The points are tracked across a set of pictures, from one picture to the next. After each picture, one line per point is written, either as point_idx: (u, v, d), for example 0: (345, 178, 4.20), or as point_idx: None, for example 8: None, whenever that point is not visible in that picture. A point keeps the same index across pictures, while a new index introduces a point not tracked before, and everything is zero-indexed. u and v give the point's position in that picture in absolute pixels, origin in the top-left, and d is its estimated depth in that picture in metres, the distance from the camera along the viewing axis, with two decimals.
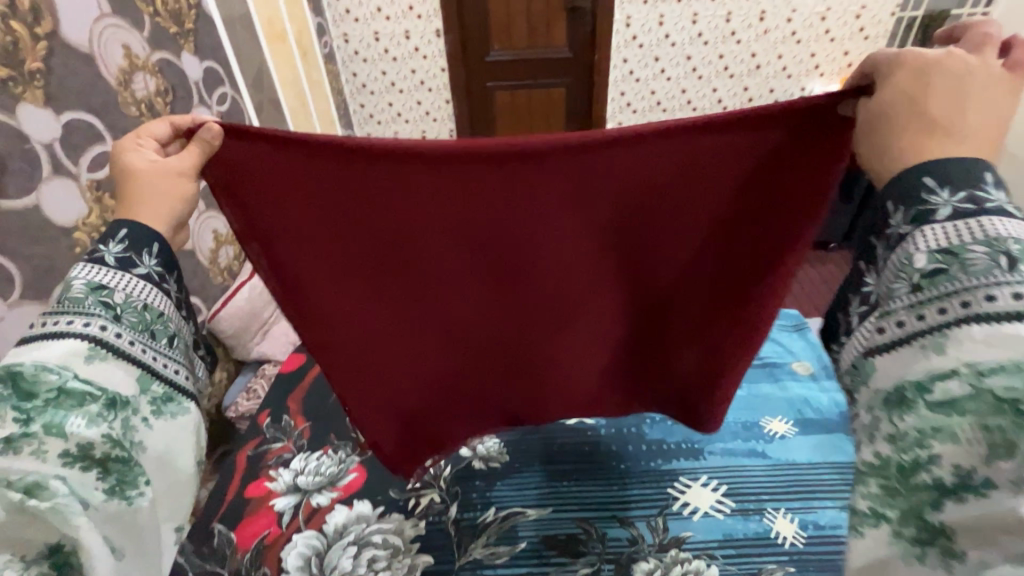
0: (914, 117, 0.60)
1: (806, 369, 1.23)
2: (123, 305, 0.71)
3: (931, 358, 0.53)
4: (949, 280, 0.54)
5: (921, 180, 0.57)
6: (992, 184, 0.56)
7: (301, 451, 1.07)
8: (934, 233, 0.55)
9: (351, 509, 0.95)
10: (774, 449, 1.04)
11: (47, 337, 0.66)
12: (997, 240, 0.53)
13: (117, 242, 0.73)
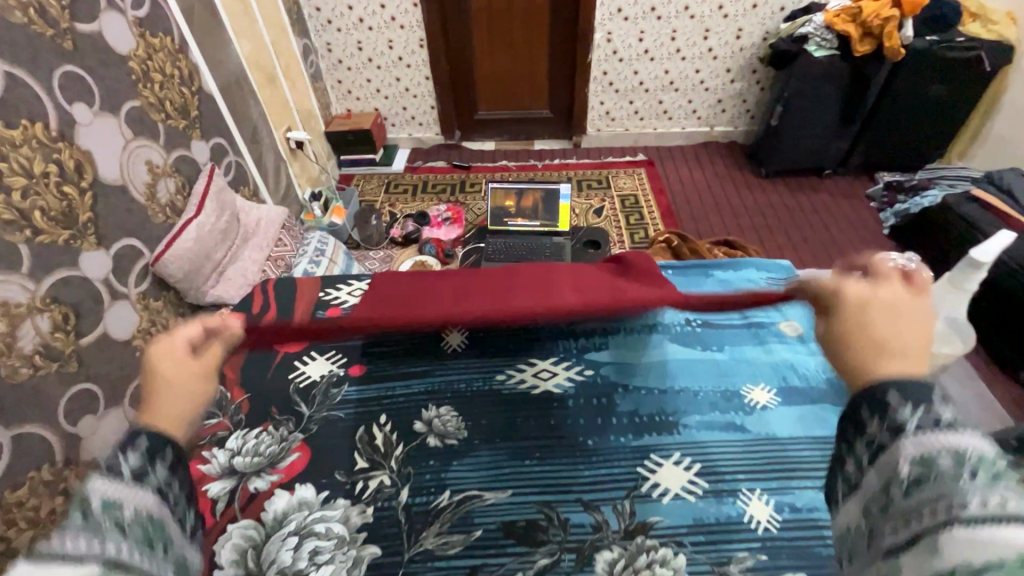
0: (879, 326, 0.46)
1: (793, 330, 0.88)
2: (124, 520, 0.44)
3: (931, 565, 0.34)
4: (923, 484, 0.37)
5: (879, 392, 0.42)
6: (941, 400, 0.40)
7: (238, 429, 0.78)
8: (904, 441, 0.39)
9: (293, 495, 0.71)
10: (753, 422, 0.76)
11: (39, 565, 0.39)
12: (958, 444, 0.37)
13: (129, 453, 0.47)
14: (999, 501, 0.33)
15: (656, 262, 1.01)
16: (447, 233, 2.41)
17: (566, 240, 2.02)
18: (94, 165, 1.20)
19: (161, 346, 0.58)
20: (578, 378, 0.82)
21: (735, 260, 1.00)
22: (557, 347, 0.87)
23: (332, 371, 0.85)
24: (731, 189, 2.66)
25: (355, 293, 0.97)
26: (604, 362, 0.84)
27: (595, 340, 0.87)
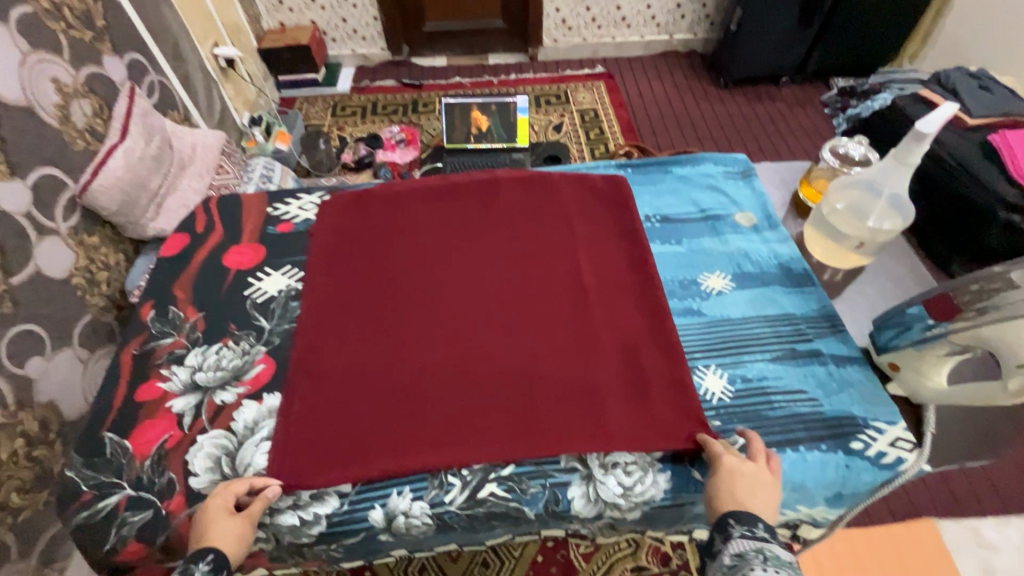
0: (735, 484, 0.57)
1: (747, 220, 0.89)
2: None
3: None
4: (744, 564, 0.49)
5: (727, 516, 0.55)
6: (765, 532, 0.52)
7: (196, 346, 0.76)
8: (735, 542, 0.52)
9: (262, 404, 0.71)
10: (709, 306, 0.79)
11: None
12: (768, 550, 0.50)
13: (201, 565, 0.55)
14: None
15: (615, 162, 1.00)
16: (403, 156, 2.26)
17: (526, 156, 1.97)
18: None
19: (216, 494, 0.61)
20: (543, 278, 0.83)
21: (693, 156, 0.99)
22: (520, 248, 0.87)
23: (289, 285, 0.83)
24: (690, 100, 2.62)
25: (306, 207, 0.93)
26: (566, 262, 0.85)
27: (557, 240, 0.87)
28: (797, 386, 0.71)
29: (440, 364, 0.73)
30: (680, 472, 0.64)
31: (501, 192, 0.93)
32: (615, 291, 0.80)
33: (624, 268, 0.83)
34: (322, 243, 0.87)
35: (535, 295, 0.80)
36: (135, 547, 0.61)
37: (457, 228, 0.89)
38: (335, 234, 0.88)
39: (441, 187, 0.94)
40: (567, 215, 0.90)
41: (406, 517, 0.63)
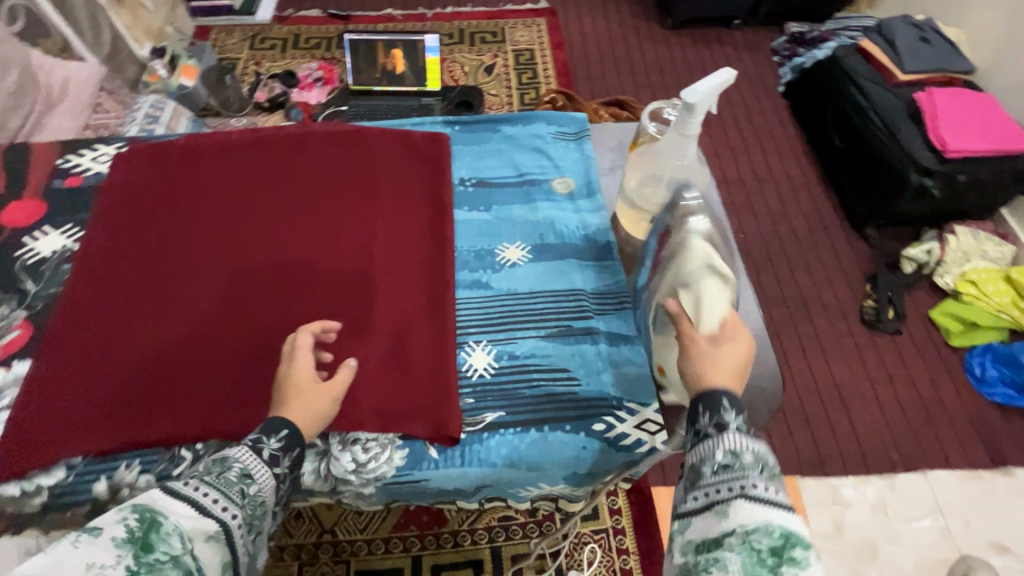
0: (696, 360, 0.55)
1: (565, 186, 0.85)
2: (249, 495, 0.53)
3: (719, 527, 0.46)
4: (742, 455, 0.48)
5: (704, 400, 0.52)
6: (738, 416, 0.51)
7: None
8: (730, 438, 0.49)
9: (11, 371, 0.69)
10: (498, 279, 0.77)
11: (175, 496, 0.49)
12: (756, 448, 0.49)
13: (275, 438, 0.56)
14: (767, 489, 0.46)
15: (444, 117, 0.93)
16: (318, 96, 2.19)
17: (437, 101, 1.88)
18: None
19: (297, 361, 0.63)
20: (331, 247, 0.79)
21: (527, 114, 0.93)
22: (314, 213, 0.82)
23: (65, 246, 0.79)
24: (633, 42, 2.47)
25: (99, 159, 0.87)
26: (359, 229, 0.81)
27: (356, 205, 0.83)
28: (561, 365, 0.70)
29: (206, 334, 0.72)
30: (417, 450, 0.64)
31: (310, 147, 0.88)
32: (403, 262, 0.77)
33: (418, 236, 0.80)
34: (109, 200, 0.82)
35: (319, 264, 0.77)
36: None
37: (255, 188, 0.84)
38: (118, 192, 0.83)
39: (247, 140, 0.88)
40: (374, 176, 0.86)
41: (132, 489, 0.64)
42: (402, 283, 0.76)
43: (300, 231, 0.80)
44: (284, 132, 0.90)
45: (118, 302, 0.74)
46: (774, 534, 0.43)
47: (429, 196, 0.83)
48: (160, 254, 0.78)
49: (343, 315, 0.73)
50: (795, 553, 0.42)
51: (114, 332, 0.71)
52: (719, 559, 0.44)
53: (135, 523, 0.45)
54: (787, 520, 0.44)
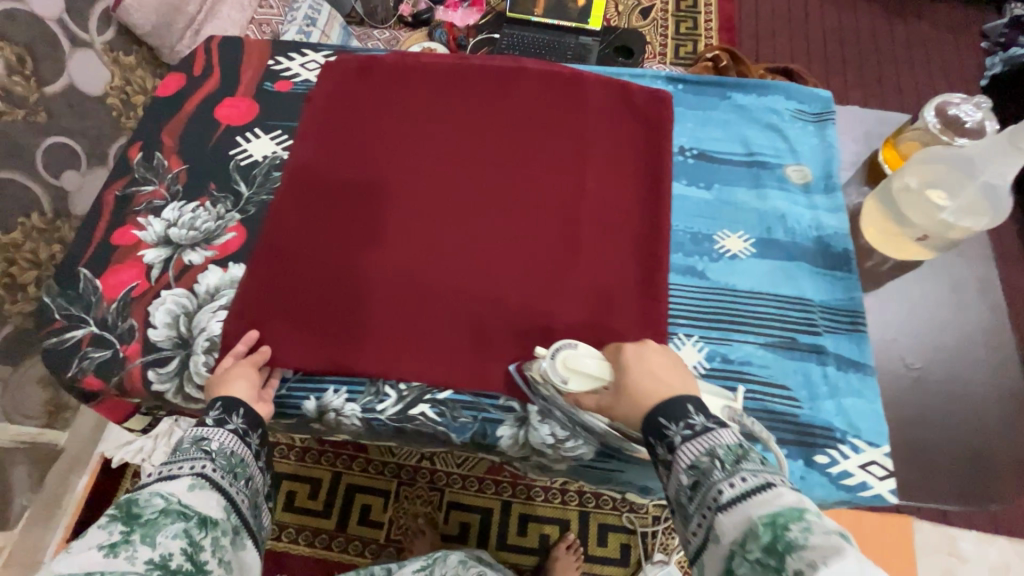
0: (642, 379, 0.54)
1: (800, 175, 0.75)
2: (214, 450, 0.56)
3: (719, 557, 0.42)
4: (705, 464, 0.46)
5: (655, 419, 0.51)
6: (695, 414, 0.50)
7: (175, 200, 0.75)
8: (683, 453, 0.48)
9: (227, 272, 0.70)
10: (716, 269, 0.70)
11: (144, 483, 0.52)
12: (714, 446, 0.47)
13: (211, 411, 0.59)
14: (737, 479, 0.44)
15: (667, 73, 0.83)
16: (462, 20, 2.06)
17: (596, 42, 1.71)
18: None
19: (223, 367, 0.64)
20: (541, 203, 0.74)
21: (764, 81, 0.81)
22: (524, 161, 0.77)
23: (275, 152, 0.78)
24: (814, 2, 2.17)
25: (309, 66, 0.84)
26: (571, 186, 0.74)
27: (569, 159, 0.76)
28: (781, 381, 0.63)
29: (406, 272, 0.69)
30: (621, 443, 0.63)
31: (520, 87, 0.81)
32: (611, 236, 0.71)
33: (630, 209, 0.73)
34: (316, 111, 0.80)
35: (523, 221, 0.73)
36: (93, 381, 0.65)
37: (460, 123, 0.79)
38: (325, 103, 0.80)
39: (456, 69, 0.83)
40: (587, 130, 0.78)
41: (338, 414, 0.65)
42: (610, 259, 0.70)
43: (508, 180, 0.75)
44: (495, 66, 0.83)
45: (327, 221, 0.73)
46: (764, 528, 0.40)
47: (645, 165, 0.75)
48: (368, 178, 0.76)
49: (546, 283, 0.68)
50: (790, 530, 0.39)
51: (322, 251, 0.71)
52: None
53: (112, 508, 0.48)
54: (772, 504, 0.41)
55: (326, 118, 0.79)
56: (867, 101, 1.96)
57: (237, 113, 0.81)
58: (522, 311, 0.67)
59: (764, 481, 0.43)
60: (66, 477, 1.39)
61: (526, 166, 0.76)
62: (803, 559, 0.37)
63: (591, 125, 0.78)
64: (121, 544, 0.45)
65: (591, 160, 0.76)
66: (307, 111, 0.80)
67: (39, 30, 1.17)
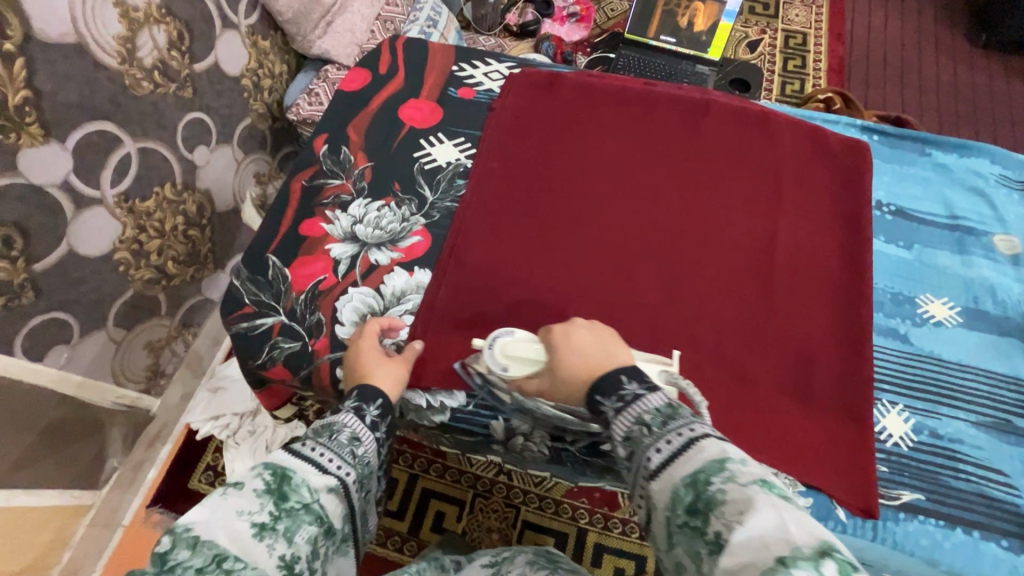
0: (580, 367, 0.66)
1: (1008, 246, 0.86)
2: (358, 455, 0.64)
3: (660, 522, 0.56)
4: (636, 440, 0.59)
5: (591, 397, 0.64)
6: (627, 383, 0.63)
7: (361, 197, 0.81)
8: (618, 425, 0.61)
9: (411, 277, 0.77)
10: (918, 334, 0.80)
11: (297, 456, 0.60)
12: (641, 415, 0.60)
13: (372, 407, 0.66)
14: (662, 444, 0.57)
15: (865, 123, 0.96)
16: (568, 34, 2.09)
17: (712, 72, 1.69)
18: None
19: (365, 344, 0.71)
20: (735, 248, 0.79)
21: (969, 144, 0.94)
22: (717, 202, 0.81)
23: (458, 159, 0.84)
24: (929, 52, 2.11)
25: (491, 77, 0.90)
26: (766, 236, 0.80)
27: (760, 206, 0.81)
28: (990, 461, 0.72)
29: (598, 298, 0.76)
30: (822, 505, 0.68)
31: (709, 119, 0.86)
32: (813, 277, 0.78)
33: (828, 253, 0.80)
34: (511, 126, 0.85)
35: (726, 254, 0.79)
36: (277, 372, 0.73)
37: (653, 156, 0.84)
38: (515, 115, 0.86)
39: (646, 100, 0.88)
40: (778, 179, 0.83)
41: (526, 440, 0.75)
42: (813, 300, 0.77)
43: (703, 218, 0.80)
44: (684, 99, 0.87)
45: (532, 238, 0.79)
46: (687, 490, 0.53)
47: (842, 214, 0.82)
48: (568, 202, 0.81)
49: (756, 316, 0.75)
50: (711, 483, 0.52)
51: (526, 269, 0.77)
52: (680, 553, 0.53)
53: (270, 478, 0.57)
54: (693, 465, 0.54)
55: (522, 134, 0.84)
56: None
57: (421, 114, 0.86)
58: (724, 350, 0.73)
59: (689, 437, 0.56)
60: (152, 445, 1.41)
61: (721, 208, 0.81)
62: (723, 520, 0.50)
63: (780, 173, 0.83)
64: (268, 530, 0.53)
65: (781, 210, 0.81)
66: (492, 122, 0.85)
67: (199, 9, 1.20)
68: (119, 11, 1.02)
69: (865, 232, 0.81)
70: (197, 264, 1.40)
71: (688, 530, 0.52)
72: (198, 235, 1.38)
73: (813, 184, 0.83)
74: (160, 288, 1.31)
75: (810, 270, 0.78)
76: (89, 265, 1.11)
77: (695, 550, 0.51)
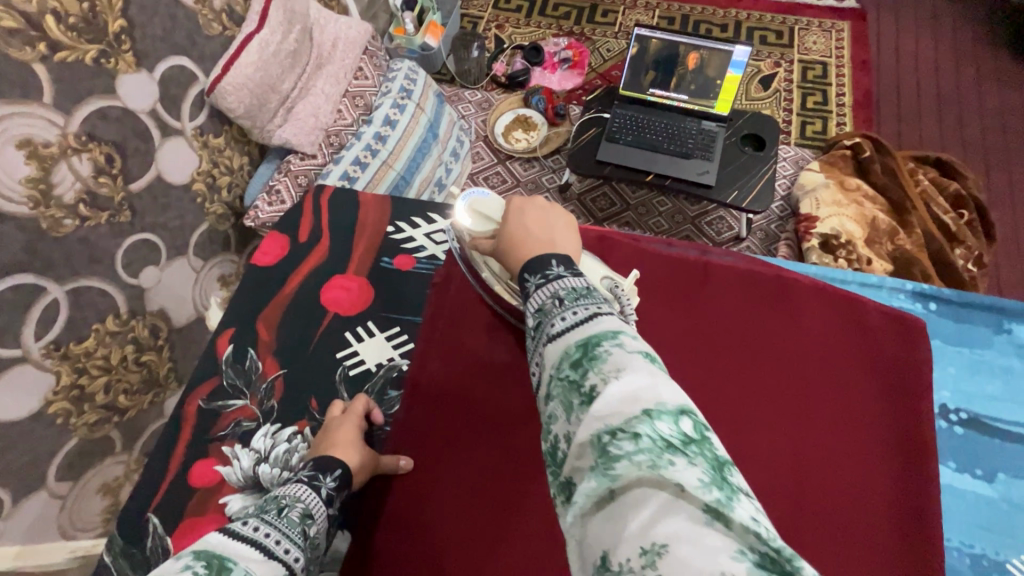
0: (518, 238, 0.62)
1: None
2: (308, 538, 0.58)
3: (540, 382, 0.48)
4: (544, 309, 0.52)
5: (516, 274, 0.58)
6: (554, 265, 0.56)
7: (267, 423, 0.80)
8: (528, 296, 0.54)
9: None
10: None
11: (238, 542, 0.51)
12: (552, 287, 0.53)
13: (330, 478, 0.65)
14: (564, 310, 0.50)
15: (925, 292, 1.02)
16: (560, 82, 1.93)
17: (721, 128, 1.51)
18: (137, 29, 1.05)
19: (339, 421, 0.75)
20: (759, 438, 0.70)
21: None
22: (729, 381, 0.74)
23: (393, 361, 0.85)
24: (970, 75, 1.87)
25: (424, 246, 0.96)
26: (794, 421, 0.71)
27: (781, 383, 0.74)
28: None
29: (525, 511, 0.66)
30: None
31: (719, 280, 0.82)
32: (868, 455, 0.69)
33: (879, 431, 0.71)
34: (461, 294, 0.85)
35: (764, 431, 0.70)
36: None
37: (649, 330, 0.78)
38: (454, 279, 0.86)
39: (642, 265, 0.84)
40: (805, 351, 0.76)
41: None
42: (872, 486, 0.68)
43: (720, 398, 0.72)
44: (686, 261, 0.84)
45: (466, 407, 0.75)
46: (577, 348, 0.46)
47: (885, 391, 0.74)
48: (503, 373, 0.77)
49: (807, 513, 0.66)
50: (600, 345, 0.45)
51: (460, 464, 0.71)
52: (551, 414, 0.45)
53: (205, 571, 0.45)
54: (587, 330, 0.47)
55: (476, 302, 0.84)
56: None
57: (348, 297, 0.91)
58: None
59: (590, 312, 0.49)
60: None
61: (736, 387, 0.73)
62: (601, 374, 0.43)
63: (803, 345, 0.76)
64: None
65: (810, 388, 0.73)
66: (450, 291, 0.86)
67: (131, 125, 1.07)
68: (25, 152, 0.90)
69: (920, 402, 0.73)
70: (155, 389, 1.27)
71: (565, 386, 0.45)
72: (154, 359, 1.25)
73: (842, 356, 0.76)
74: (112, 426, 1.18)
75: (847, 463, 0.69)
76: (17, 428, 0.99)
77: (565, 402, 0.44)
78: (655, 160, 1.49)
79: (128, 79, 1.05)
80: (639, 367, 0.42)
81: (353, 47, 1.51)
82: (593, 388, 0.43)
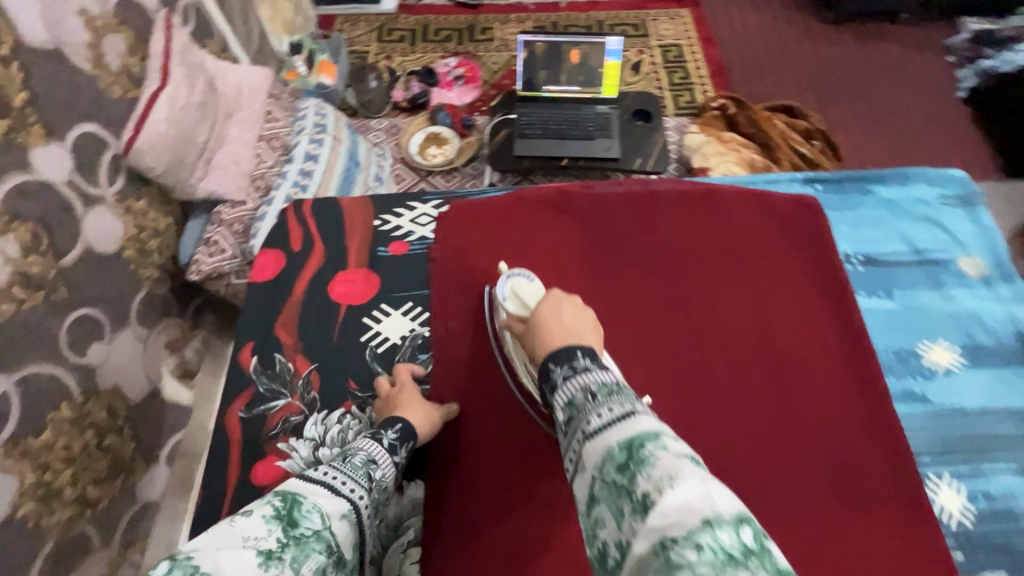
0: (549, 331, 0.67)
1: (970, 267, 1.12)
2: (374, 479, 0.70)
3: (584, 484, 0.50)
4: (580, 407, 0.55)
5: (544, 365, 0.62)
6: (581, 357, 0.61)
7: (315, 412, 0.88)
8: (562, 391, 0.58)
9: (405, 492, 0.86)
10: (931, 391, 0.98)
11: (311, 483, 0.64)
12: (587, 382, 0.57)
13: (393, 431, 0.78)
14: (604, 408, 0.53)
15: (812, 178, 1.24)
16: (459, 98, 2.07)
17: (612, 109, 1.72)
18: (40, 100, 1.02)
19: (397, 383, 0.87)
20: (727, 326, 0.88)
21: (894, 178, 1.25)
22: (693, 289, 0.91)
23: (413, 330, 0.96)
24: (789, 37, 2.27)
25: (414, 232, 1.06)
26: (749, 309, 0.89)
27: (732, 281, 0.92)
28: None
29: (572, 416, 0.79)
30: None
31: (665, 210, 0.98)
32: (812, 326, 0.88)
33: (814, 302, 0.91)
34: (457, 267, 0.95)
35: (732, 326, 0.88)
36: None
37: (621, 257, 0.93)
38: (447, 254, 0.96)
39: (600, 204, 0.98)
40: (745, 254, 0.94)
41: None
42: (819, 344, 0.87)
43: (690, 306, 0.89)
44: (633, 196, 1.00)
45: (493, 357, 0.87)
46: (621, 450, 0.48)
47: (813, 275, 0.93)
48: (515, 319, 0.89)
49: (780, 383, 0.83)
50: (645, 449, 0.47)
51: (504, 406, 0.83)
52: (598, 518, 0.48)
53: (280, 505, 0.58)
54: (628, 430, 0.49)
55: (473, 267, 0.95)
56: (864, 127, 2.04)
57: (355, 289, 1.00)
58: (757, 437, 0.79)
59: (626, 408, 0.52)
60: None
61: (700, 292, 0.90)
62: (651, 481, 0.45)
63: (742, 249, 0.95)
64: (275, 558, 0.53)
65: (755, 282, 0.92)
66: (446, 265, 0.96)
67: (52, 198, 1.03)
68: None
69: (833, 271, 0.93)
70: (122, 474, 1.20)
71: (612, 491, 0.47)
72: (117, 441, 1.18)
73: (771, 250, 0.95)
74: (87, 520, 1.10)
75: (799, 333, 0.88)
76: None
77: (615, 510, 0.46)
78: (564, 147, 1.65)
79: (39, 152, 1.02)
80: (688, 478, 0.44)
81: (258, 92, 1.53)
82: (643, 497, 0.44)
